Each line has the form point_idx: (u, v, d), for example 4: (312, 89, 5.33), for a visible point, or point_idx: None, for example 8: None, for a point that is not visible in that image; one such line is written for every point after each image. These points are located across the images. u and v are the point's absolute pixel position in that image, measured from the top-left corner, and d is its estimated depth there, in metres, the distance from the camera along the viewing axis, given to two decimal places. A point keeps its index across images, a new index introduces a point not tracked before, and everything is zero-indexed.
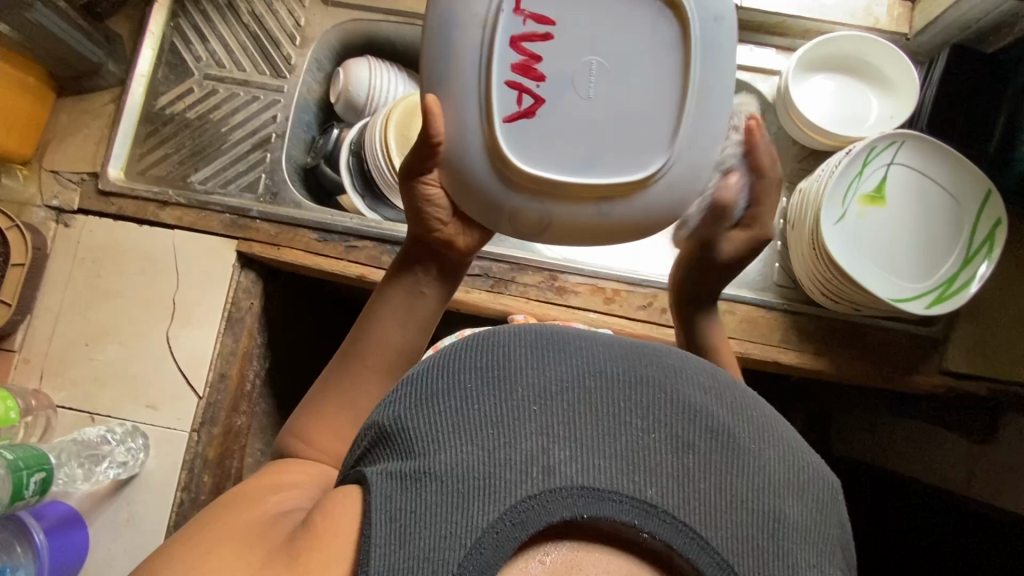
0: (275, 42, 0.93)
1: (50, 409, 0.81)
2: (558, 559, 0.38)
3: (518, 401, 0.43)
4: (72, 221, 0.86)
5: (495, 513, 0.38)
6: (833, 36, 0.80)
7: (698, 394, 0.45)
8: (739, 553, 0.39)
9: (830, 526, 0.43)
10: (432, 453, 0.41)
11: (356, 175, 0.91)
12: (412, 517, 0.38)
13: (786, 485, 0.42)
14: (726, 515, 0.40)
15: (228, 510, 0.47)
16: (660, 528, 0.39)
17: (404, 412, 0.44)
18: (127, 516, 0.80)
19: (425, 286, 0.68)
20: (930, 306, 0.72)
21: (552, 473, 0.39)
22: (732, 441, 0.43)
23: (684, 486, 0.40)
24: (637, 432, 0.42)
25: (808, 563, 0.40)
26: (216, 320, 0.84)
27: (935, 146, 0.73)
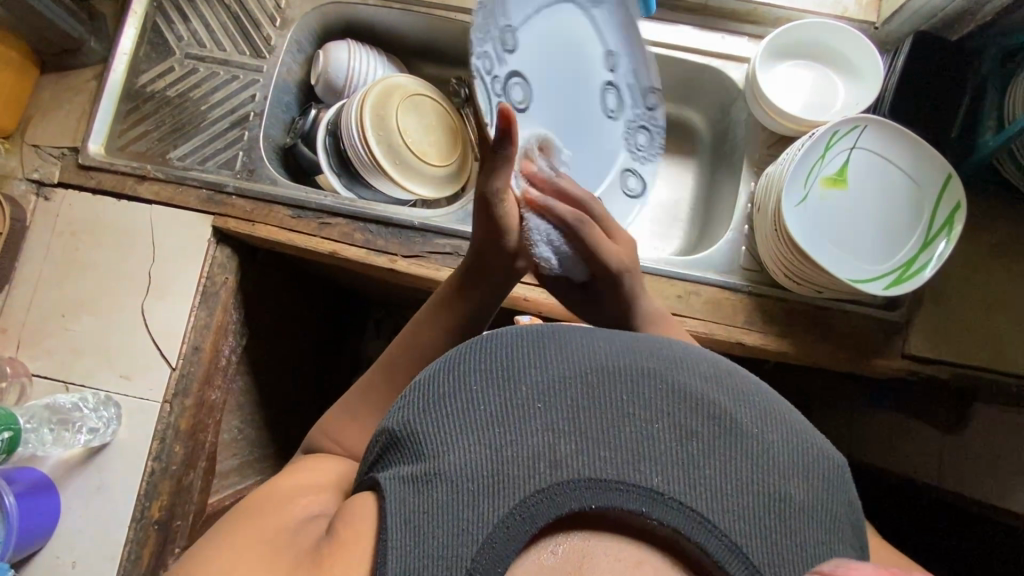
0: (255, 23, 0.94)
1: (25, 377, 0.83)
2: (569, 550, 0.39)
3: (523, 399, 0.43)
4: (52, 195, 0.88)
5: (506, 509, 0.39)
6: (799, 23, 0.82)
7: (699, 381, 0.46)
8: (748, 536, 0.39)
9: (839, 501, 0.44)
10: (441, 454, 0.41)
11: (332, 155, 0.93)
12: (426, 517, 0.39)
13: (790, 464, 0.43)
14: (733, 498, 0.40)
15: (255, 511, 0.49)
16: (668, 514, 0.39)
17: (411, 415, 0.45)
18: (98, 484, 0.81)
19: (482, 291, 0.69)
20: (887, 287, 0.73)
21: (560, 468, 0.40)
22: (736, 425, 0.44)
23: (692, 473, 0.41)
24: (641, 423, 0.43)
25: (817, 540, 0.41)
26: (191, 294, 0.85)
27: (896, 129, 0.74)
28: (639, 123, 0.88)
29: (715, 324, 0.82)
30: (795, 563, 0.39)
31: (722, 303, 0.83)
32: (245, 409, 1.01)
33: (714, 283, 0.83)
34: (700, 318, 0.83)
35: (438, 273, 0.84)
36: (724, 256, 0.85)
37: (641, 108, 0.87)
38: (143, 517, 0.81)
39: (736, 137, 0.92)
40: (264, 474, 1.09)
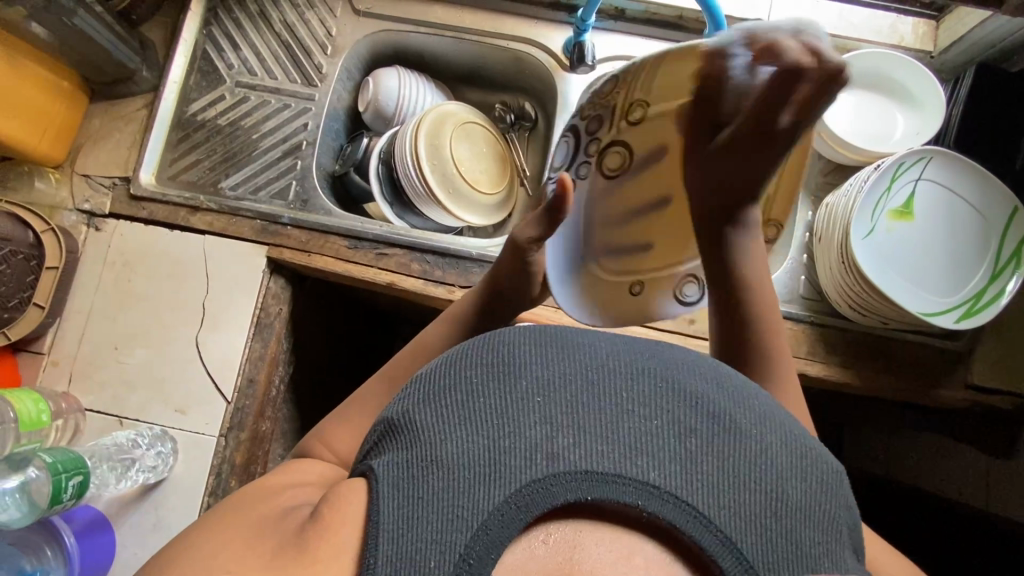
0: (307, 51, 0.94)
1: (79, 412, 0.82)
2: (562, 539, 0.38)
3: (522, 392, 0.43)
4: (103, 225, 0.87)
5: (501, 497, 0.38)
6: (859, 53, 0.82)
7: (699, 383, 0.46)
8: (745, 532, 0.39)
9: (838, 507, 0.43)
10: (438, 442, 0.41)
11: (385, 183, 0.92)
12: (418, 504, 0.38)
13: (791, 466, 0.42)
14: (730, 495, 0.40)
15: (244, 506, 0.47)
16: (663, 508, 0.39)
17: (410, 405, 0.44)
18: (154, 521, 0.80)
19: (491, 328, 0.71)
20: (958, 321, 0.73)
21: (556, 459, 0.40)
22: (735, 426, 0.43)
23: (690, 469, 0.40)
24: (640, 419, 0.42)
25: (814, 541, 0.40)
26: (246, 325, 0.84)
27: (961, 162, 0.75)
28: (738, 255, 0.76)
29: None
30: (790, 561, 0.39)
31: (782, 333, 0.83)
32: (289, 439, 0.99)
33: None
34: None
35: None
36: (784, 285, 0.85)
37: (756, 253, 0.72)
38: None
39: None
40: None
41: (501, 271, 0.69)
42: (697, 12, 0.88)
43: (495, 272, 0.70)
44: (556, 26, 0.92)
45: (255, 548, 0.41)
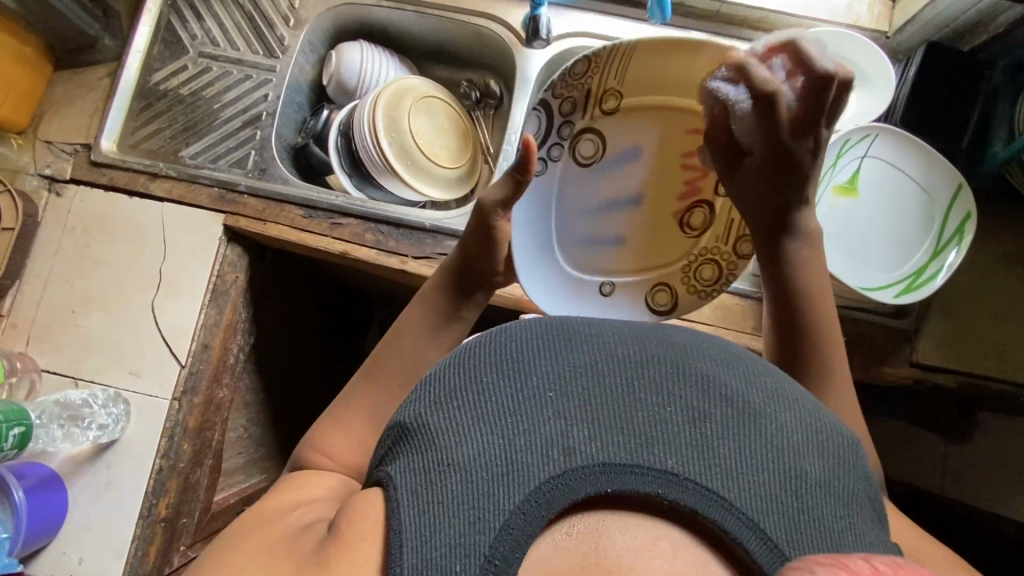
0: (269, 22, 0.94)
1: (35, 373, 0.83)
2: (584, 531, 0.39)
3: (534, 388, 0.43)
4: (63, 191, 0.88)
5: (520, 496, 0.38)
6: (811, 31, 0.82)
7: (711, 365, 0.45)
8: (765, 512, 0.39)
9: (857, 477, 0.43)
10: (454, 444, 0.41)
11: (343, 155, 0.93)
12: (438, 507, 0.39)
13: (805, 441, 0.42)
14: (750, 477, 0.40)
15: (255, 531, 0.48)
16: (683, 494, 0.39)
17: (422, 409, 0.44)
18: (106, 480, 0.81)
19: (463, 315, 0.69)
20: (898, 295, 0.74)
21: (573, 454, 0.40)
22: (749, 407, 0.43)
23: (707, 454, 0.40)
24: (653, 407, 0.42)
25: (836, 515, 0.40)
26: (202, 292, 0.85)
27: (906, 139, 0.76)
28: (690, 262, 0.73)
29: (725, 329, 0.83)
30: (813, 536, 0.39)
31: (732, 309, 0.83)
32: (250, 409, 1.00)
33: (724, 289, 0.84)
34: (707, 323, 0.83)
35: None
36: None
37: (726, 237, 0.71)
38: (150, 515, 0.81)
39: None
40: (269, 474, 1.08)
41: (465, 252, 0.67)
42: None
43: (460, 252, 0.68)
44: (515, 2, 0.92)
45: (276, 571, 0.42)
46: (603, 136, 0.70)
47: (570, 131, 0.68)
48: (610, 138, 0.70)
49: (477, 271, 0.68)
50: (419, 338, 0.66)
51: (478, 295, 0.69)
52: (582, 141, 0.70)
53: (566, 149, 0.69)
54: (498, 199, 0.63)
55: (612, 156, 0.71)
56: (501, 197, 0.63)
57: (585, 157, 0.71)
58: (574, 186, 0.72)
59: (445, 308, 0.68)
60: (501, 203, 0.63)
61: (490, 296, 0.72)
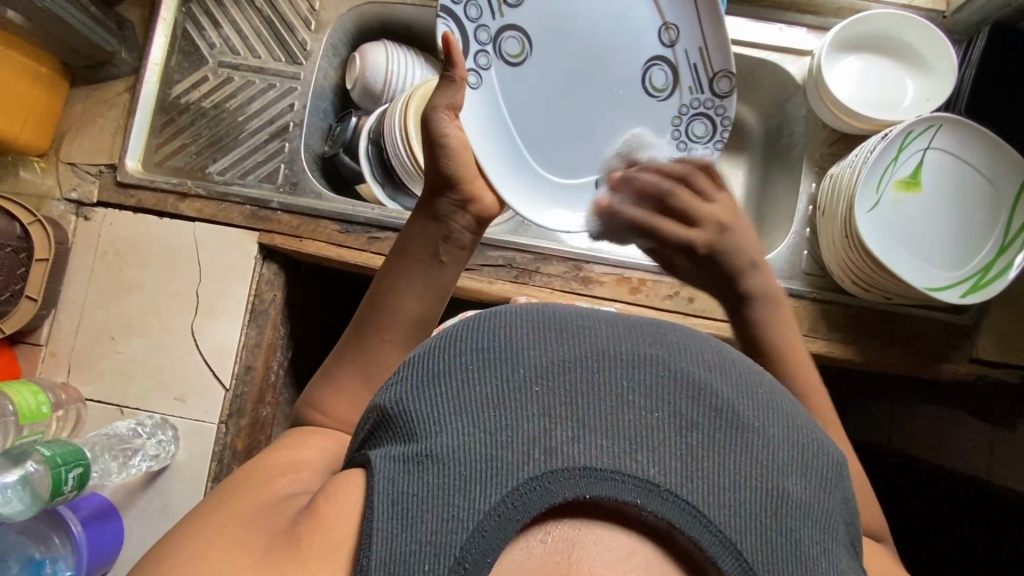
0: (290, 27, 0.90)
1: (79, 403, 0.82)
2: (560, 538, 0.37)
3: (519, 382, 0.41)
4: (92, 215, 0.86)
5: (497, 496, 0.36)
6: (866, 15, 0.78)
7: (704, 370, 0.43)
8: (742, 531, 0.37)
9: (836, 503, 0.41)
10: (433, 436, 0.39)
11: (375, 164, 0.89)
12: (414, 501, 0.37)
13: (790, 460, 0.41)
14: (730, 493, 0.38)
15: (239, 490, 0.47)
16: (661, 507, 0.37)
17: (404, 393, 0.42)
18: (159, 508, 0.81)
19: (443, 255, 0.63)
20: (965, 295, 0.71)
21: (555, 454, 0.38)
22: (738, 420, 0.41)
23: (689, 465, 0.39)
24: (640, 411, 0.40)
25: (812, 540, 0.38)
26: (241, 312, 0.84)
27: (972, 129, 0.72)
28: (695, 109, 0.73)
29: None
30: (788, 561, 0.37)
31: None
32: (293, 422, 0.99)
33: None
34: None
35: (490, 287, 0.82)
36: (785, 261, 0.83)
37: (704, 93, 0.72)
38: None
39: (793, 135, 0.88)
40: None
41: (429, 182, 0.63)
42: None
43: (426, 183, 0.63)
44: None
45: (248, 541, 0.41)
46: (523, 29, 0.68)
47: (488, 33, 0.67)
48: (530, 21, 0.69)
49: (446, 202, 0.63)
50: (403, 282, 0.63)
51: (460, 224, 0.63)
52: (507, 41, 0.68)
53: (493, 52, 0.67)
54: (447, 105, 0.60)
55: (542, 36, 0.69)
56: (449, 99, 0.60)
57: (513, 54, 0.68)
58: (516, 89, 0.69)
59: (427, 248, 0.63)
60: (451, 106, 0.60)
61: (477, 226, 0.65)
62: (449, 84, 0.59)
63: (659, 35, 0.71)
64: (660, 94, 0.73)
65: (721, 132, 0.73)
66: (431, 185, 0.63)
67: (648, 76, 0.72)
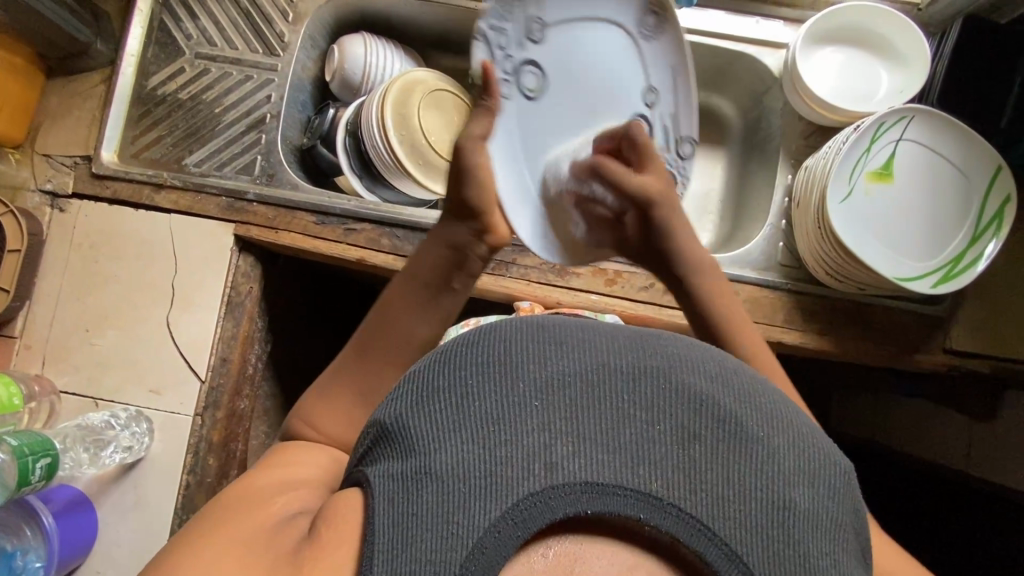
0: (268, 18, 0.90)
1: (53, 395, 0.82)
2: (562, 552, 0.37)
3: (519, 397, 0.41)
4: (67, 206, 0.85)
5: (497, 512, 0.37)
6: (839, 7, 0.78)
7: (706, 381, 0.43)
8: (747, 543, 0.37)
9: (844, 511, 0.41)
10: (434, 453, 0.39)
11: (353, 156, 0.89)
12: (414, 520, 0.37)
13: (797, 470, 0.40)
14: (734, 505, 0.38)
15: (233, 509, 0.44)
16: (665, 521, 0.37)
17: (405, 409, 0.42)
18: (134, 500, 0.80)
19: (455, 283, 0.61)
20: (936, 285, 0.72)
21: (555, 470, 0.38)
22: (742, 431, 0.41)
23: (692, 477, 0.39)
24: (641, 424, 0.40)
25: (819, 551, 0.38)
26: (217, 305, 0.83)
27: (944, 120, 0.72)
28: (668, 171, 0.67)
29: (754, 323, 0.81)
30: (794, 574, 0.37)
31: (760, 302, 0.81)
32: (271, 416, 0.99)
33: (751, 281, 0.81)
34: None
35: None
36: (761, 253, 0.83)
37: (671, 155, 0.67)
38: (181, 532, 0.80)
39: (770, 127, 0.88)
40: None
41: (454, 198, 0.59)
42: None
43: (450, 200, 0.60)
44: None
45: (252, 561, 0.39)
46: (543, 66, 0.59)
47: (512, 63, 0.57)
48: (553, 57, 0.59)
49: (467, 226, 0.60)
50: (406, 310, 0.59)
51: (477, 252, 0.60)
52: (525, 75, 0.58)
53: (515, 85, 0.57)
54: (479, 135, 0.56)
55: (560, 79, 0.60)
56: (483, 129, 0.56)
57: (532, 90, 0.58)
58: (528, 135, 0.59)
59: (438, 276, 0.60)
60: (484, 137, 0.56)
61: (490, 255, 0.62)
62: (483, 112, 0.56)
63: (642, 95, 0.64)
64: None
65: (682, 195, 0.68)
66: (456, 203, 0.59)
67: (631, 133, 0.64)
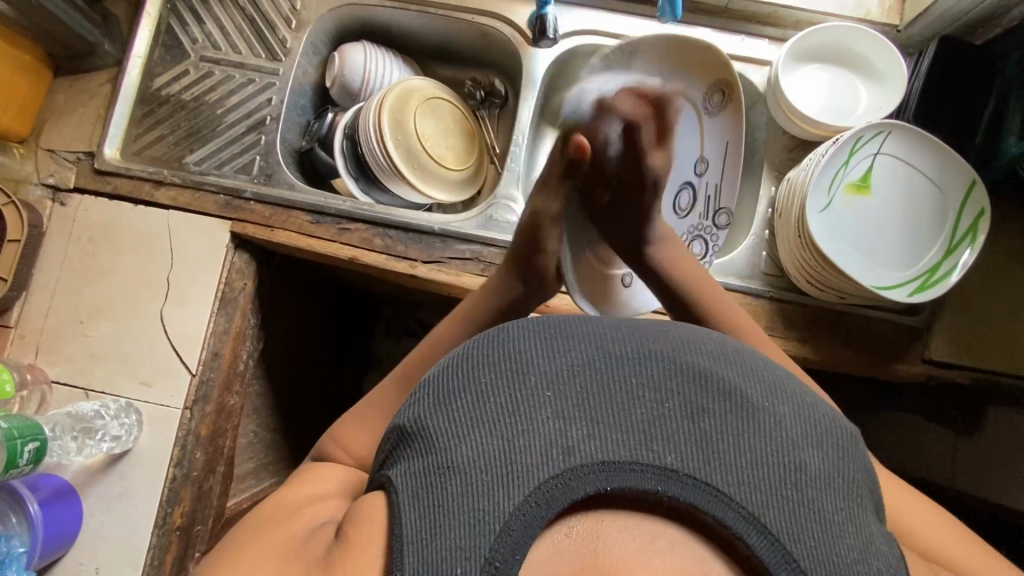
0: (271, 25, 0.93)
1: (44, 384, 0.82)
2: (583, 531, 0.38)
3: (531, 388, 0.42)
4: (68, 200, 0.87)
5: (520, 496, 0.38)
6: (820, 26, 0.81)
7: (707, 360, 0.45)
8: (765, 506, 0.38)
9: (855, 470, 0.42)
10: (454, 445, 0.40)
11: (350, 159, 0.92)
12: (439, 510, 0.38)
13: (803, 434, 0.41)
14: (748, 471, 0.39)
15: (265, 529, 0.48)
16: (683, 492, 0.38)
17: (422, 410, 0.44)
18: (119, 491, 0.81)
19: (505, 321, 0.72)
20: (911, 294, 0.74)
21: (572, 453, 0.39)
22: (746, 403, 0.42)
23: (704, 449, 0.40)
24: (650, 404, 0.42)
25: (835, 506, 0.39)
26: (211, 299, 0.85)
27: (921, 135, 0.74)
28: (698, 232, 0.88)
29: None
30: (816, 529, 0.38)
31: (743, 308, 0.83)
32: (260, 414, 1.00)
33: (735, 288, 0.83)
34: None
35: (456, 279, 0.84)
36: (744, 261, 0.85)
37: (708, 220, 0.88)
38: (165, 524, 0.80)
39: (755, 140, 0.91)
40: (278, 477, 1.08)
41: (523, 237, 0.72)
42: None
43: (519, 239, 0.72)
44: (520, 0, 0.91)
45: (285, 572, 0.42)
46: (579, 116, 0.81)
47: (562, 117, 0.80)
48: None
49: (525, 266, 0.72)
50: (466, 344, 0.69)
51: (531, 295, 0.74)
52: (681, 196, 0.89)
53: (563, 135, 0.80)
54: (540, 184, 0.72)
55: None
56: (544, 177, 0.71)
57: None
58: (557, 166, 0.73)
59: (497, 311, 0.72)
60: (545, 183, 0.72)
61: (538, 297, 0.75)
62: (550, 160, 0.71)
63: (694, 165, 0.88)
64: (681, 213, 0.89)
65: (711, 255, 0.87)
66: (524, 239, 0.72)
67: (676, 199, 0.89)
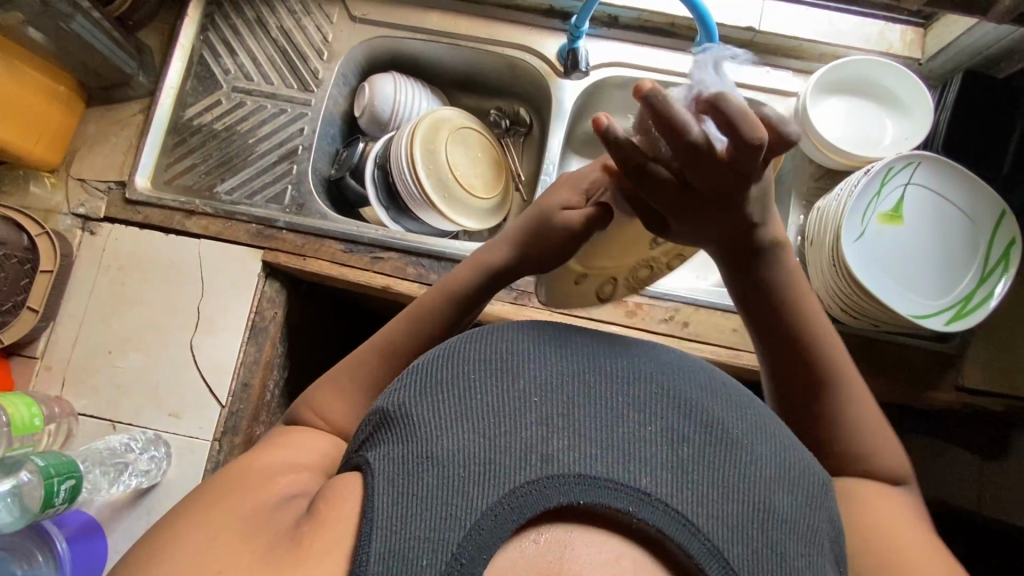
0: (304, 56, 0.95)
1: (72, 417, 0.81)
2: (550, 540, 0.37)
3: (518, 393, 0.42)
4: (98, 229, 0.87)
5: (494, 496, 0.37)
6: (846, 60, 0.84)
7: (695, 391, 0.45)
8: (728, 539, 0.38)
9: (821, 521, 0.42)
10: (436, 439, 0.40)
11: (380, 188, 0.92)
12: (412, 501, 0.37)
13: (777, 478, 0.42)
14: (718, 504, 0.39)
15: (231, 488, 0.45)
16: (654, 516, 0.38)
17: (407, 399, 0.43)
18: (145, 527, 0.79)
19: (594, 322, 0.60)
20: (948, 322, 0.74)
21: (551, 461, 0.39)
22: (726, 437, 0.42)
23: (681, 475, 0.39)
24: (635, 424, 0.41)
25: (797, 552, 0.39)
26: (242, 328, 0.84)
27: (951, 165, 0.76)
28: None
29: None
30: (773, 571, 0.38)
31: None
32: None
33: None
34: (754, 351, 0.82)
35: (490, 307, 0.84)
36: None
37: None
38: None
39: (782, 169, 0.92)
40: None
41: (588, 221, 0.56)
42: (688, 20, 0.90)
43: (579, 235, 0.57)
44: (550, 34, 0.93)
45: (247, 536, 0.41)
46: None
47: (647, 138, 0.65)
48: None
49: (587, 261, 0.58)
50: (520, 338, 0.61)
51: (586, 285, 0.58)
52: None
53: None
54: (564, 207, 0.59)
55: None
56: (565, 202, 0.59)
57: None
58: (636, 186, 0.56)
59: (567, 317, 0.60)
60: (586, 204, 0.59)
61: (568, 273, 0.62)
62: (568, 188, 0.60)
63: None
64: None
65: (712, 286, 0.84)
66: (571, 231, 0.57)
67: None
